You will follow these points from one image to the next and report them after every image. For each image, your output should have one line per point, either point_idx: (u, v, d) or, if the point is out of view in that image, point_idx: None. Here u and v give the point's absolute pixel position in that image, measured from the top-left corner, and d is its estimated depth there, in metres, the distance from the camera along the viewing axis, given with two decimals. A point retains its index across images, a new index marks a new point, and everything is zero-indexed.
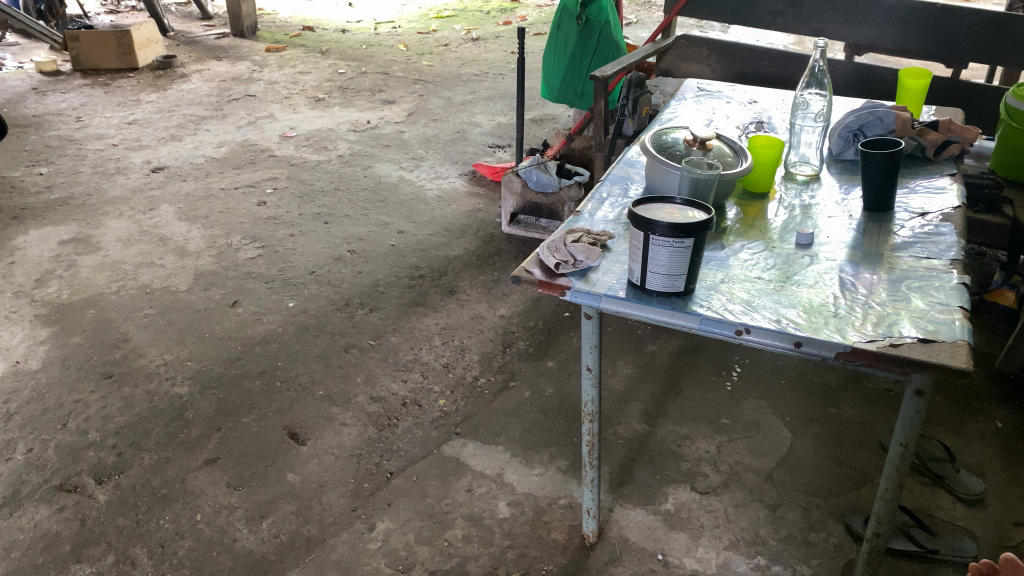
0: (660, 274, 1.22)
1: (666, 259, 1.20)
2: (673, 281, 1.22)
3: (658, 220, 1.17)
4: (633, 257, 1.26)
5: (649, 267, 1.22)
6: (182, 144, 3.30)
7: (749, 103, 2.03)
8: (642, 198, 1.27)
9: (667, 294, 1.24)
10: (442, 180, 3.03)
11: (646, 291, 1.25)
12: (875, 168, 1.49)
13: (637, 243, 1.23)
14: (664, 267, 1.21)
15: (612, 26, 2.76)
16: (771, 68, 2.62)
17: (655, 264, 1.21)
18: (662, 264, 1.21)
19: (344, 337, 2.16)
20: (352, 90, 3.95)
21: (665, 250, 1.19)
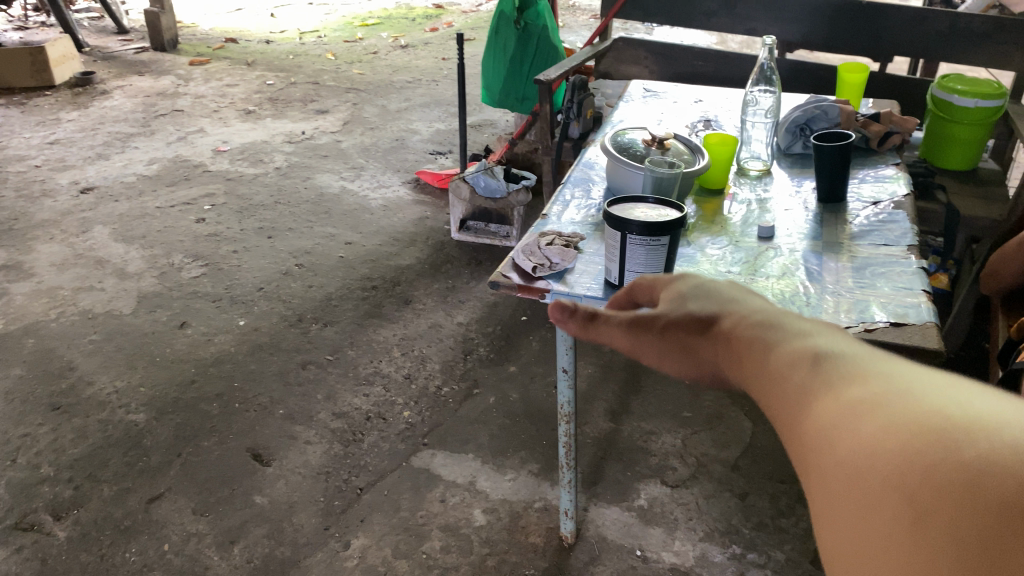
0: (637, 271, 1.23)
1: (643, 256, 1.21)
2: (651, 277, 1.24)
3: (633, 219, 1.19)
4: (609, 255, 1.27)
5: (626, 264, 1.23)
6: (110, 162, 3.19)
7: (694, 102, 2.07)
8: (615, 198, 1.29)
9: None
10: (385, 188, 3.00)
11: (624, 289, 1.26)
12: (828, 161, 1.53)
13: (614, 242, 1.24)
14: (640, 264, 1.22)
15: (550, 30, 2.79)
16: (707, 68, 2.68)
17: (631, 261, 1.22)
18: (640, 261, 1.22)
19: (301, 354, 2.11)
20: (283, 102, 3.88)
21: (641, 247, 1.20)
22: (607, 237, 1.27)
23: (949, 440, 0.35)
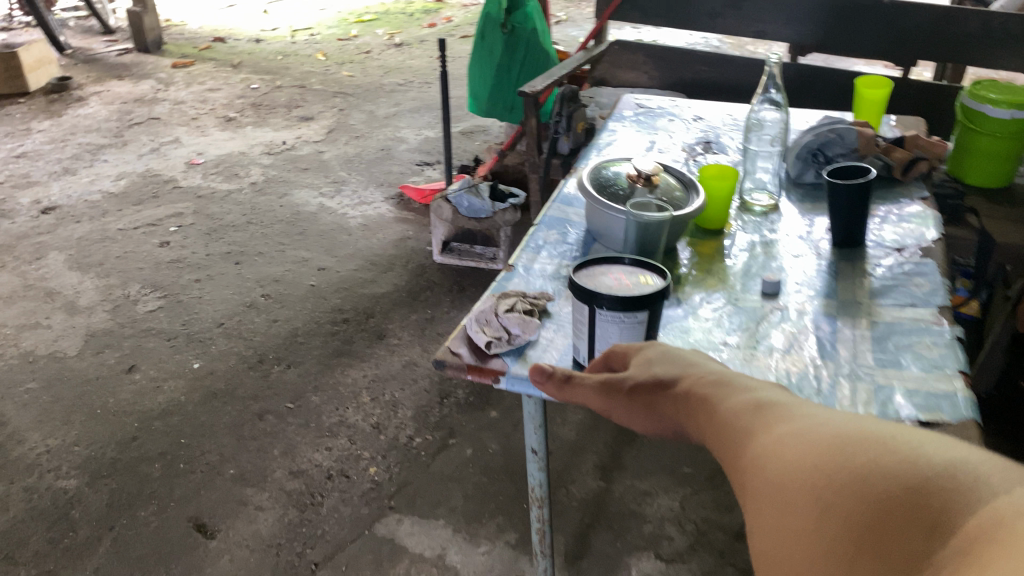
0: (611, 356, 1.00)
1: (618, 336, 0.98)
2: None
3: (603, 291, 0.98)
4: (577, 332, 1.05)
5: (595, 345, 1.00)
6: (76, 178, 2.99)
7: (693, 119, 1.84)
8: (585, 262, 1.06)
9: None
10: (365, 205, 2.79)
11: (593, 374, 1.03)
12: (843, 201, 1.31)
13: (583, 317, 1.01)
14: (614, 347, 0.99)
15: (539, 34, 2.57)
16: (712, 74, 2.45)
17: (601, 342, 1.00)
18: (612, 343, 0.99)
19: (258, 402, 1.91)
20: (266, 107, 3.67)
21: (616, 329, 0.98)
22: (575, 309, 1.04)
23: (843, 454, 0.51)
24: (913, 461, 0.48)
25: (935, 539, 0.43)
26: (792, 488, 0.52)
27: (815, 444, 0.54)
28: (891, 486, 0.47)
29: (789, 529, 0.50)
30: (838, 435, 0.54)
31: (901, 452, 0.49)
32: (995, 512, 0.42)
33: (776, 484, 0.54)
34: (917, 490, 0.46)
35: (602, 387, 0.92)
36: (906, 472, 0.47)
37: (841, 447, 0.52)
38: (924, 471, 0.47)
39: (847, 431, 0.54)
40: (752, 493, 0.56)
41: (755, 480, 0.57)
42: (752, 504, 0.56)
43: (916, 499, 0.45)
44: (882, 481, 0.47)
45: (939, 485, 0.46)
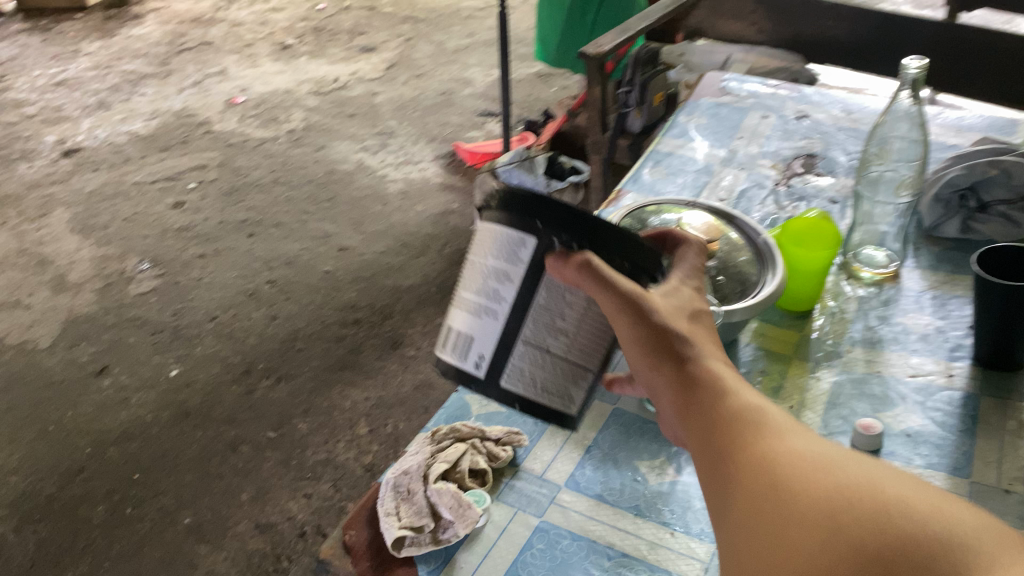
0: (561, 360, 0.54)
1: (577, 324, 0.54)
2: (566, 385, 0.55)
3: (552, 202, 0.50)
4: (465, 303, 0.55)
5: (519, 335, 0.53)
6: (109, 114, 2.72)
7: (796, 117, 1.36)
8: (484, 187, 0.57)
9: (543, 413, 0.55)
10: (411, 165, 2.41)
11: (493, 395, 0.55)
12: (998, 309, 0.83)
13: (504, 264, 0.52)
14: (560, 349, 0.54)
15: None
16: (839, 30, 1.89)
17: (534, 325, 0.53)
18: (560, 338, 0.54)
19: (233, 429, 1.61)
20: (327, 33, 3.30)
21: (581, 306, 0.53)
22: (470, 264, 0.55)
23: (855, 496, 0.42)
24: (918, 520, 0.39)
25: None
26: (776, 530, 0.43)
27: (827, 479, 0.43)
28: (881, 551, 0.38)
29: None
30: (841, 471, 0.43)
31: (901, 498, 0.40)
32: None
33: (751, 504, 0.45)
34: (956, 543, 0.37)
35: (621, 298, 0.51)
36: (914, 527, 0.38)
37: (850, 497, 0.41)
38: (950, 531, 0.38)
39: (856, 455, 0.45)
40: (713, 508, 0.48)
41: (740, 490, 0.46)
42: (715, 500, 0.48)
43: (926, 563, 0.37)
44: (881, 541, 0.39)
45: (968, 541, 0.37)
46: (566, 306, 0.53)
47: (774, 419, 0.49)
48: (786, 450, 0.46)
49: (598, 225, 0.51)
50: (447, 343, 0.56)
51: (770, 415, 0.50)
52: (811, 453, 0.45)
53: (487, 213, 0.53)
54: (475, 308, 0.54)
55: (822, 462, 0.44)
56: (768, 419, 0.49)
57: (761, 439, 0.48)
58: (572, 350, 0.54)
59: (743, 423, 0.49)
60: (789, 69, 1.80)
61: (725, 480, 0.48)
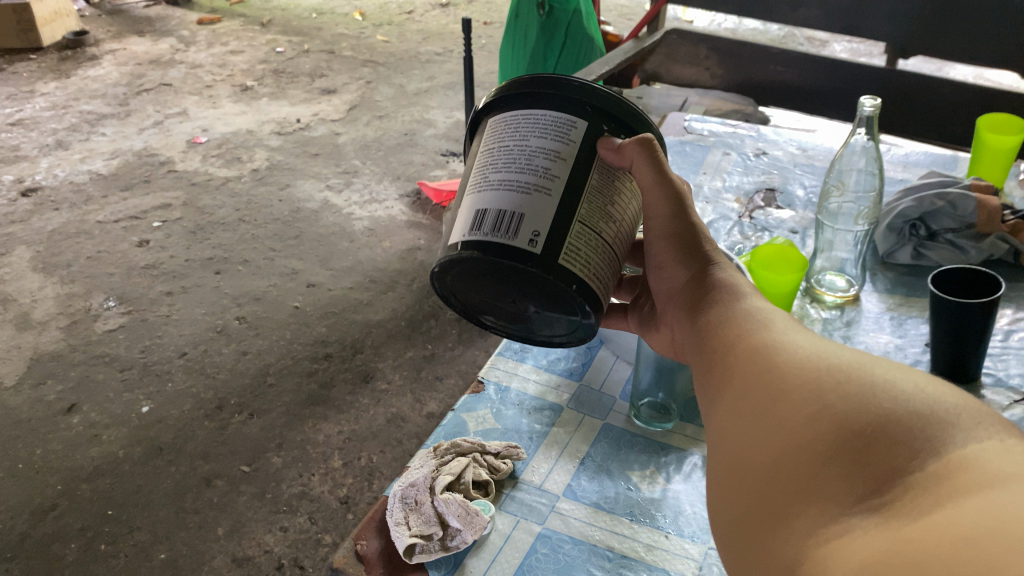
0: (606, 244, 0.64)
1: (620, 214, 0.66)
2: (609, 273, 0.65)
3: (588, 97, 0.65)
4: (513, 185, 0.62)
5: (576, 215, 0.62)
6: (68, 153, 2.71)
7: (755, 154, 1.45)
8: (499, 104, 0.67)
9: (592, 292, 0.63)
10: (376, 203, 2.45)
11: (548, 270, 0.61)
12: (954, 324, 0.90)
13: (558, 144, 0.63)
14: (609, 233, 0.64)
15: (586, 14, 1.76)
16: (787, 75, 2.00)
17: (588, 205, 0.63)
18: (608, 223, 0.64)
19: (207, 464, 1.61)
20: (287, 75, 3.34)
21: (621, 197, 0.66)
22: (513, 153, 0.63)
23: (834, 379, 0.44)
24: (898, 395, 0.41)
25: (918, 464, 0.38)
26: (767, 407, 0.46)
27: (817, 361, 0.46)
28: (859, 420, 0.41)
29: (752, 472, 0.45)
30: (833, 354, 0.47)
31: (885, 380, 0.43)
32: (966, 456, 0.37)
33: (748, 388, 0.49)
34: (932, 420, 0.40)
35: (665, 178, 0.67)
36: (891, 402, 0.41)
37: (837, 374, 0.44)
38: (930, 408, 0.40)
39: (853, 348, 0.48)
40: (713, 399, 0.53)
41: (738, 377, 0.51)
42: (715, 394, 0.53)
43: (902, 432, 0.39)
44: (860, 410, 0.41)
45: (944, 419, 0.40)
46: (613, 193, 0.65)
47: (775, 319, 0.54)
48: (786, 339, 0.51)
49: (635, 124, 0.67)
50: (492, 225, 0.62)
51: (771, 314, 0.56)
52: (809, 343, 0.49)
53: (521, 114, 0.65)
54: (528, 187, 0.62)
55: (816, 348, 0.48)
56: (770, 320, 0.54)
57: (763, 334, 0.52)
58: (614, 237, 0.65)
59: (749, 318, 0.56)
60: (742, 111, 1.90)
61: (726, 371, 0.52)
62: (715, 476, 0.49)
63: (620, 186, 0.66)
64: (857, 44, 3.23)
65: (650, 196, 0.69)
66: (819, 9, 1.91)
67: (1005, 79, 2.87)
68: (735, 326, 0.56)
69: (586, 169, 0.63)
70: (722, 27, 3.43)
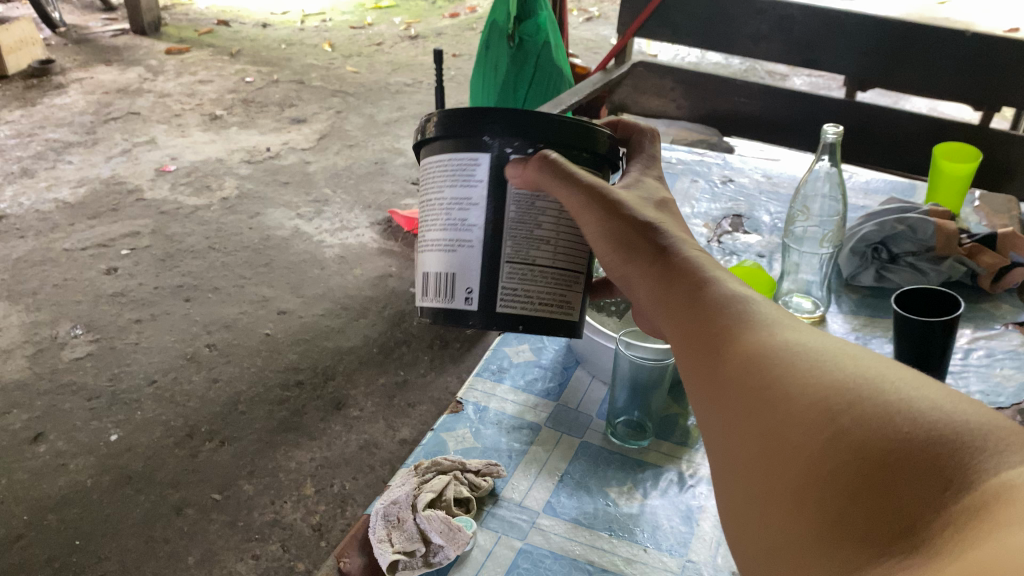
0: (542, 269, 0.70)
1: (552, 232, 0.70)
2: (561, 292, 0.71)
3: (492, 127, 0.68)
4: (442, 246, 0.71)
5: (503, 255, 0.69)
6: (33, 181, 2.68)
7: (722, 181, 1.49)
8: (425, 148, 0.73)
9: (541, 318, 0.71)
10: (347, 231, 2.46)
11: (486, 320, 0.71)
12: (917, 342, 0.94)
13: (470, 191, 0.69)
14: (541, 257, 0.70)
15: (556, 48, 1.75)
16: (751, 107, 2.06)
17: (514, 243, 0.69)
18: (540, 248, 0.70)
19: (177, 492, 1.59)
20: (257, 105, 3.35)
21: (549, 213, 0.69)
22: (439, 210, 0.71)
23: (851, 396, 0.43)
24: (919, 418, 0.41)
25: (952, 496, 0.38)
26: (775, 432, 0.45)
27: (824, 377, 0.45)
28: (885, 445, 0.40)
29: (769, 500, 0.44)
30: (837, 368, 0.45)
31: (901, 398, 0.42)
32: (1003, 482, 0.37)
33: (749, 407, 0.47)
34: (957, 443, 0.40)
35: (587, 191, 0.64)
36: (911, 426, 0.41)
37: (850, 394, 0.43)
38: (953, 428, 0.40)
39: (852, 353, 0.47)
40: (707, 414, 0.50)
41: (734, 392, 0.48)
42: (708, 408, 0.50)
43: (931, 460, 0.39)
44: (883, 437, 0.41)
45: (971, 442, 0.40)
46: (539, 215, 0.69)
47: (759, 315, 0.52)
48: (780, 344, 0.48)
49: (546, 136, 0.68)
50: (433, 289, 0.73)
51: (753, 309, 0.53)
52: (805, 350, 0.47)
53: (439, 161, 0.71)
54: (456, 244, 0.70)
55: (816, 359, 0.46)
56: (755, 317, 0.52)
57: (752, 337, 0.50)
58: (555, 258, 0.70)
59: (728, 317, 0.52)
60: (708, 141, 1.95)
61: (718, 384, 0.50)
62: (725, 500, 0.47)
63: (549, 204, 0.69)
64: (816, 78, 3.32)
65: (581, 216, 0.65)
66: (781, 43, 1.97)
67: (958, 112, 2.97)
68: (715, 329, 0.52)
69: (499, 207, 0.69)
70: (685, 61, 3.51)
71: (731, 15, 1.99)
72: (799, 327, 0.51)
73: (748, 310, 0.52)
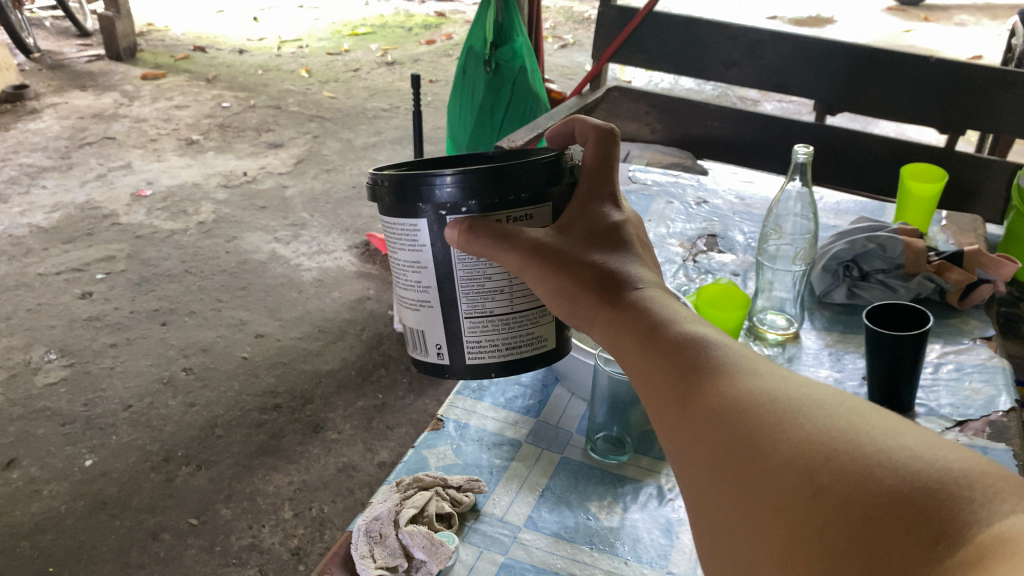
0: (500, 317, 0.74)
1: (502, 284, 0.72)
2: (525, 331, 0.75)
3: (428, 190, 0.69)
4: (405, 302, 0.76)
5: (461, 312, 0.74)
6: (7, 206, 2.66)
7: (697, 203, 1.52)
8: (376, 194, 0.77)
9: (509, 360, 0.76)
10: (324, 255, 2.46)
11: (457, 372, 0.77)
12: (888, 356, 0.96)
13: (416, 255, 0.72)
14: (497, 308, 0.73)
15: (533, 73, 1.77)
16: (724, 131, 2.10)
17: (469, 301, 0.73)
18: (494, 300, 0.73)
19: (153, 518, 1.57)
20: (234, 130, 3.36)
21: (496, 267, 0.71)
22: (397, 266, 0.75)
23: (830, 451, 0.45)
24: (899, 469, 0.43)
25: (941, 551, 0.40)
26: (757, 493, 0.46)
27: (800, 434, 0.46)
28: (866, 501, 0.42)
29: (757, 561, 0.45)
30: (810, 423, 0.47)
31: (880, 449, 0.44)
32: (995, 533, 0.39)
33: (725, 464, 0.48)
34: (943, 493, 0.41)
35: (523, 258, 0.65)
36: (894, 478, 0.42)
37: (828, 449, 0.45)
38: (938, 477, 0.42)
39: (823, 401, 0.48)
40: (683, 470, 0.51)
41: (707, 448, 0.50)
42: (684, 464, 0.51)
43: (912, 513, 0.41)
44: (865, 492, 0.42)
45: (955, 491, 0.41)
46: (488, 267, 0.71)
47: (725, 363, 0.53)
48: (751, 396, 0.50)
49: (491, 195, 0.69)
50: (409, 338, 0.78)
51: (719, 357, 0.53)
52: (775, 401, 0.49)
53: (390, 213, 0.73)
54: (416, 300, 0.75)
55: (789, 414, 0.48)
56: (722, 366, 0.53)
57: (719, 388, 0.51)
58: (511, 305, 0.73)
59: (692, 367, 0.53)
60: (682, 164, 1.98)
61: (691, 440, 0.51)
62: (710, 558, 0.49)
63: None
64: (787, 104, 3.38)
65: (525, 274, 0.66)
66: (752, 69, 2.02)
67: (926, 137, 3.04)
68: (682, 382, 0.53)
69: (447, 267, 0.72)
70: (659, 87, 3.56)
71: (703, 41, 2.03)
72: (765, 373, 0.52)
73: (714, 360, 0.53)
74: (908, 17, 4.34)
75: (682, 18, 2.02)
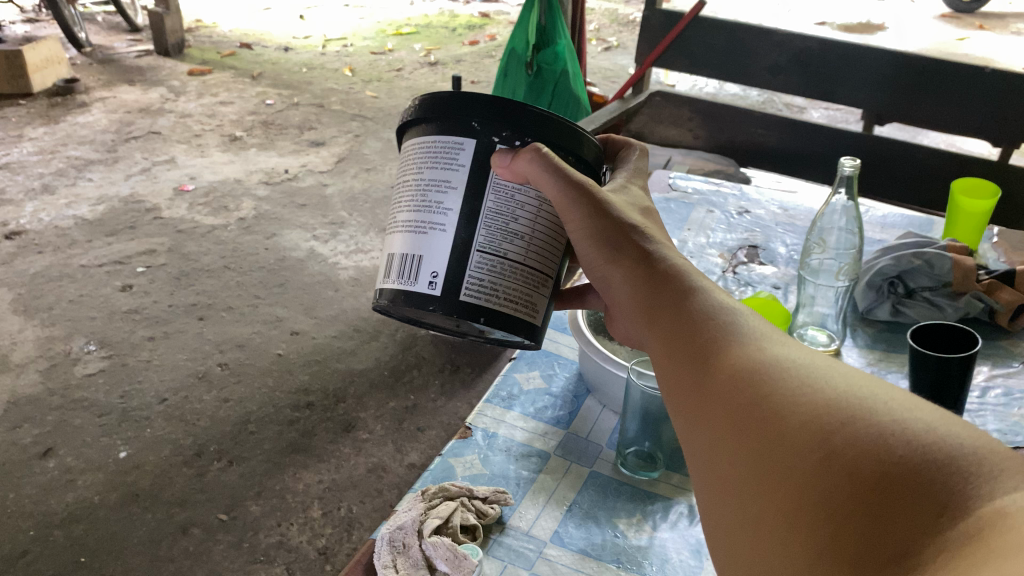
0: (513, 264, 0.70)
1: (526, 228, 0.70)
2: (529, 294, 0.71)
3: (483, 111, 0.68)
4: (414, 225, 0.71)
5: (475, 243, 0.69)
6: (54, 198, 2.71)
7: (738, 212, 1.49)
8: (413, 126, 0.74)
9: (503, 313, 0.70)
10: (361, 254, 2.46)
11: (450, 306, 0.70)
12: (932, 379, 0.92)
13: (449, 173, 0.69)
14: (513, 250, 0.70)
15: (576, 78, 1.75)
16: (768, 138, 2.06)
17: (488, 233, 0.69)
18: (512, 242, 0.69)
19: (184, 512, 1.59)
20: (276, 127, 3.38)
21: (526, 209, 0.70)
22: (415, 189, 0.71)
23: (843, 419, 0.46)
24: (913, 439, 0.43)
25: (945, 521, 0.40)
26: (773, 456, 0.48)
27: (821, 402, 0.48)
28: (876, 468, 0.43)
29: (765, 523, 0.47)
30: (830, 390, 0.48)
31: (895, 419, 0.45)
32: (997, 508, 0.39)
33: (746, 426, 0.50)
34: (950, 467, 0.42)
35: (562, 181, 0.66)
36: (905, 449, 0.43)
37: (843, 414, 0.46)
38: (948, 452, 0.42)
39: (848, 377, 0.50)
40: (699, 437, 0.54)
41: (727, 408, 0.52)
42: (706, 426, 0.53)
43: (921, 482, 0.41)
44: (876, 461, 0.43)
45: (965, 466, 0.41)
46: (516, 208, 0.69)
47: (756, 340, 0.56)
48: (776, 364, 0.52)
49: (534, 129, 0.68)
50: (400, 269, 0.72)
51: (750, 334, 0.56)
52: (800, 373, 0.51)
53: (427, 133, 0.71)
54: (428, 224, 0.70)
55: (809, 383, 0.50)
56: (752, 342, 0.55)
57: (745, 356, 0.54)
58: (525, 255, 0.70)
59: (720, 335, 0.57)
60: (724, 171, 1.94)
61: (710, 403, 0.54)
62: (717, 520, 0.51)
63: (527, 199, 0.70)
64: (835, 112, 3.32)
65: (567, 214, 0.68)
66: (799, 76, 1.97)
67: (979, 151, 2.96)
68: (707, 348, 0.56)
69: (476, 195, 0.69)
70: (703, 92, 3.52)
71: (749, 46, 2.00)
72: (793, 352, 0.54)
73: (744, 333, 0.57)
74: (962, 25, 4.24)
75: (729, 23, 1.99)
